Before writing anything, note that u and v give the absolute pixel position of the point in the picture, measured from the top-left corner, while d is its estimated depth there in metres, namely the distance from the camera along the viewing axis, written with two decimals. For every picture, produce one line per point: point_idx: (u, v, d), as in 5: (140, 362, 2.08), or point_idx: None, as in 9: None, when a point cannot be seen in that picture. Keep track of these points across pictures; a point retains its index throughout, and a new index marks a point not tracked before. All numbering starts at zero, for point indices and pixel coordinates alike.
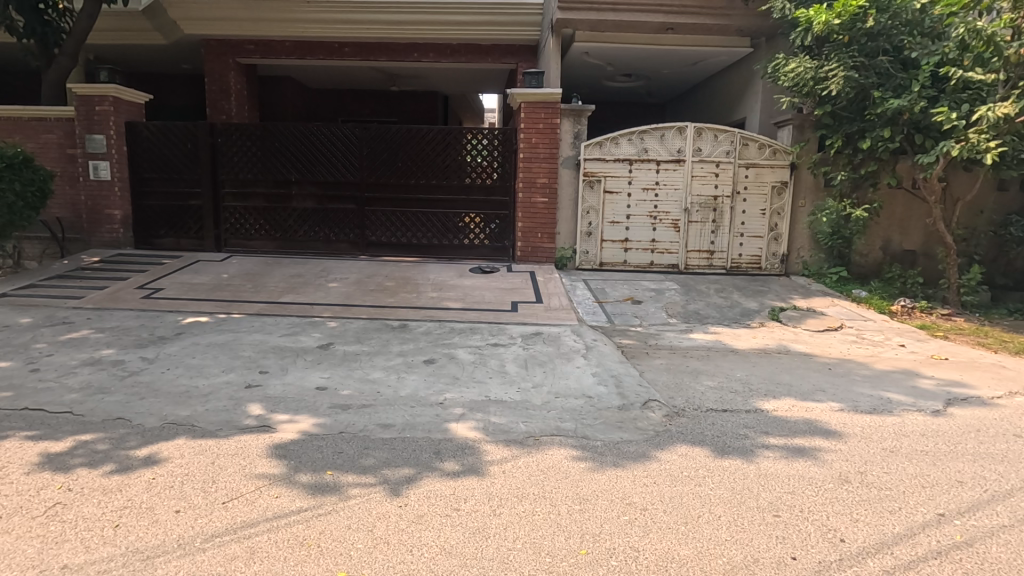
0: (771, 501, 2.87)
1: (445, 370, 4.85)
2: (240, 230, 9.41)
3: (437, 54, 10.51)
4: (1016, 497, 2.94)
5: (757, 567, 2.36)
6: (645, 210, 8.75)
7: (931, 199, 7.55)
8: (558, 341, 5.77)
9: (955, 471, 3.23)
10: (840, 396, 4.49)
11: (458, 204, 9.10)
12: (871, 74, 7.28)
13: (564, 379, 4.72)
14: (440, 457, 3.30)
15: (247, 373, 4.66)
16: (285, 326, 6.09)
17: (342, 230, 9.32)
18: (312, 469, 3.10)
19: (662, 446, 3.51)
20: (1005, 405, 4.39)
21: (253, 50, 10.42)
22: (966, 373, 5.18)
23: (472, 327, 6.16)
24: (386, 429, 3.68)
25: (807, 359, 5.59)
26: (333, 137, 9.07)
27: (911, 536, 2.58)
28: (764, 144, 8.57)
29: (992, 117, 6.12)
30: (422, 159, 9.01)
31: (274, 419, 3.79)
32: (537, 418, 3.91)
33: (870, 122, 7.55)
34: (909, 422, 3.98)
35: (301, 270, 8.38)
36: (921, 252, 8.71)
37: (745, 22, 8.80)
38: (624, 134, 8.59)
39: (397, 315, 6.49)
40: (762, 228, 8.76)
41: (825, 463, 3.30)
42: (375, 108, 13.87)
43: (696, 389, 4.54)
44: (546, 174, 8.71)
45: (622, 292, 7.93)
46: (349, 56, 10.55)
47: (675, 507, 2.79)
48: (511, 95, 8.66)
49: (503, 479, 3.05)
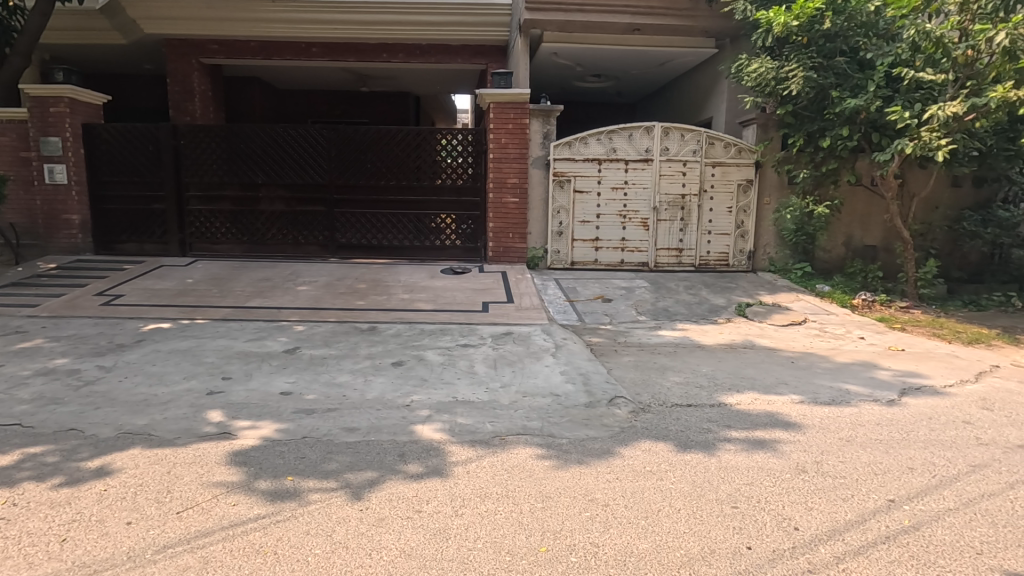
0: (730, 493, 2.92)
1: (413, 372, 4.82)
2: (205, 233, 9.19)
3: (406, 55, 10.44)
4: (963, 482, 3.05)
5: (714, 558, 2.40)
6: (614, 209, 8.84)
7: (889, 196, 7.76)
8: (528, 340, 5.77)
9: (907, 458, 3.33)
10: (801, 389, 4.60)
11: (431, 205, 9.06)
12: (829, 74, 7.49)
13: (533, 378, 4.74)
14: (404, 459, 3.28)
15: (210, 380, 4.56)
16: (252, 331, 5.97)
17: (311, 233, 9.19)
18: (271, 475, 3.04)
19: (627, 442, 3.54)
20: (957, 394, 4.54)
21: (218, 50, 10.20)
22: (921, 364, 5.36)
23: (443, 328, 6.14)
24: (351, 433, 3.64)
25: (771, 353, 5.72)
26: (301, 138, 8.93)
27: (862, 523, 2.65)
28: (729, 143, 8.74)
29: (942, 116, 6.32)
30: (393, 160, 8.95)
31: (235, 426, 3.72)
32: (503, 418, 3.92)
33: (830, 122, 7.75)
34: (866, 412, 4.10)
35: (269, 274, 8.25)
36: (881, 247, 8.99)
37: (711, 23, 8.96)
38: (593, 134, 8.67)
39: (366, 318, 6.41)
40: (728, 225, 8.92)
41: (784, 454, 3.38)
42: (345, 109, 13.73)
43: (662, 385, 4.61)
44: (517, 175, 8.73)
45: (592, 290, 8.00)
46: (317, 56, 10.40)
47: (636, 503, 2.82)
48: (480, 95, 8.63)
49: (467, 479, 3.05)
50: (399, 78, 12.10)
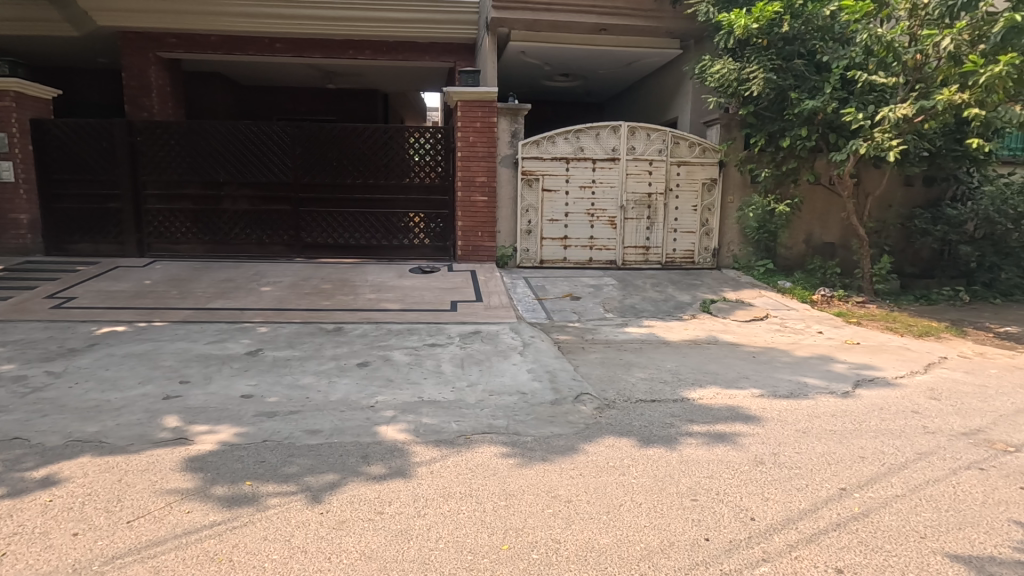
0: (690, 486, 2.98)
1: (379, 372, 4.76)
2: (165, 233, 8.90)
3: (373, 52, 10.26)
4: (910, 469, 3.17)
5: (673, 550, 2.44)
6: (582, 208, 8.90)
7: (845, 194, 8.03)
8: (496, 339, 5.76)
9: (858, 447, 3.46)
10: (761, 382, 4.72)
11: (399, 204, 8.97)
12: (788, 76, 7.70)
13: (500, 377, 4.74)
14: (367, 461, 3.23)
15: (167, 384, 4.42)
16: (213, 333, 5.81)
17: (276, 232, 8.99)
18: (228, 481, 2.97)
19: (592, 438, 3.58)
20: (907, 384, 4.73)
21: (177, 44, 9.86)
22: (875, 356, 5.56)
23: (410, 328, 6.09)
24: (313, 435, 3.57)
25: (734, 348, 5.85)
26: (264, 135, 8.74)
27: (815, 511, 2.73)
28: (694, 143, 8.90)
29: (893, 118, 6.54)
30: (359, 158, 8.83)
31: (192, 430, 3.61)
32: (469, 417, 3.91)
33: (789, 122, 7.95)
34: (822, 404, 4.23)
35: (232, 274, 8.04)
36: (839, 244, 9.28)
37: (675, 24, 9.11)
38: (560, 134, 8.71)
39: (332, 319, 6.32)
40: (693, 223, 9.09)
41: (743, 447, 3.46)
42: (311, 105, 13.49)
43: (627, 381, 4.67)
44: (485, 173, 8.71)
45: (561, 288, 8.04)
46: (281, 52, 10.15)
47: (599, 498, 2.85)
48: (447, 93, 8.59)
49: (431, 479, 3.03)
50: (367, 75, 11.92)
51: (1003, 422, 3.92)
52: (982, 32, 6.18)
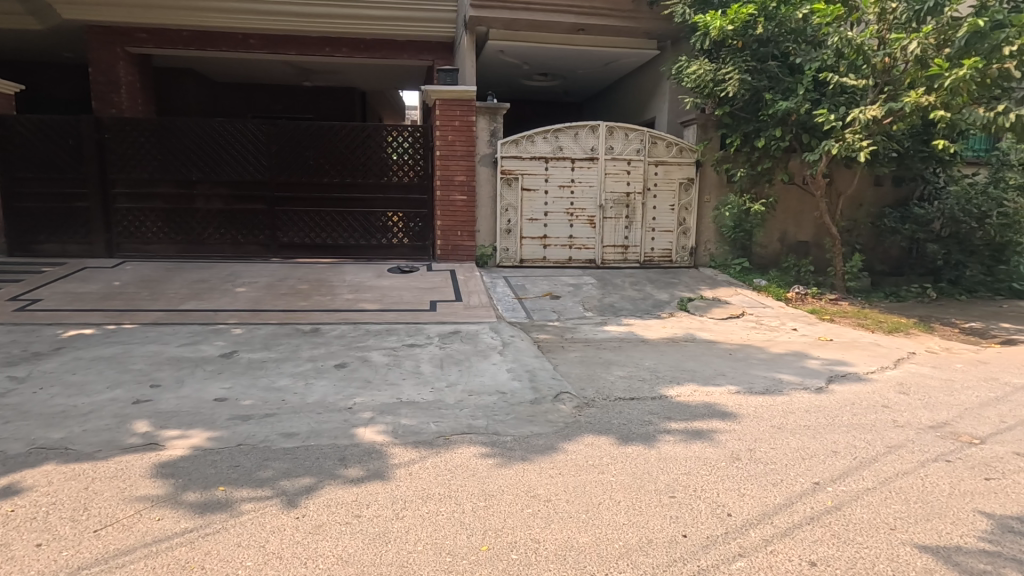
0: (668, 483, 3.00)
1: (357, 373, 4.71)
2: (135, 233, 8.67)
3: (350, 49, 10.13)
4: (881, 463, 3.25)
5: (651, 547, 2.45)
6: (561, 207, 8.93)
7: (818, 194, 8.20)
8: (476, 339, 5.74)
9: (832, 442, 3.53)
10: (738, 379, 4.79)
11: (377, 203, 8.88)
12: (762, 77, 7.82)
13: (480, 377, 4.72)
14: (344, 463, 3.19)
15: (137, 388, 4.30)
16: (185, 335, 5.68)
17: (251, 232, 8.83)
18: (201, 486, 2.90)
19: (571, 437, 3.59)
20: (878, 379, 4.85)
21: (147, 39, 9.62)
22: (847, 352, 5.69)
23: (389, 328, 6.03)
24: (289, 438, 3.51)
25: (710, 346, 5.93)
26: (238, 134, 8.58)
27: (789, 506, 2.78)
28: (671, 143, 8.99)
29: (863, 119, 6.70)
30: (336, 157, 8.72)
31: (163, 435, 3.52)
32: (448, 417, 3.89)
33: (764, 122, 8.08)
34: (797, 400, 4.31)
35: (205, 275, 7.86)
36: (813, 243, 9.47)
37: (652, 25, 9.19)
38: (539, 133, 8.72)
39: (310, 319, 6.23)
40: (671, 222, 9.18)
41: (720, 443, 3.50)
42: (287, 103, 13.28)
43: (607, 379, 4.70)
44: (464, 172, 8.67)
45: (541, 288, 8.05)
46: (255, 48, 9.96)
47: (578, 497, 2.86)
48: (425, 91, 8.53)
49: (410, 481, 3.00)
50: (344, 73, 11.78)
51: (968, 415, 4.04)
52: (947, 36, 6.37)
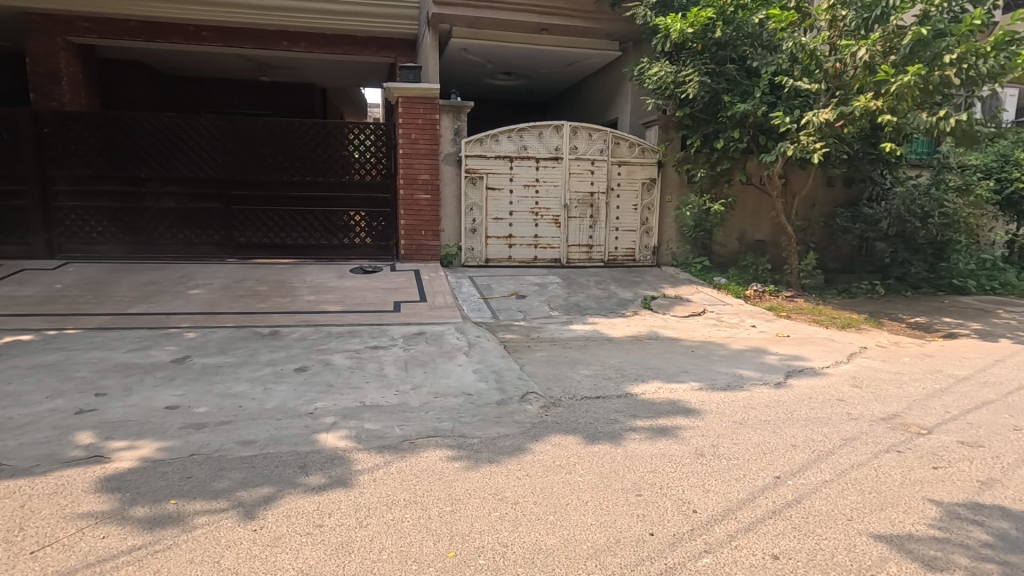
0: (635, 482, 3.01)
1: (318, 377, 4.58)
2: (79, 233, 8.22)
3: (309, 44, 9.83)
4: (838, 455, 3.35)
5: (618, 547, 2.45)
6: (526, 206, 8.92)
7: (774, 194, 8.45)
8: (441, 340, 5.67)
9: (791, 436, 3.62)
10: (700, 375, 4.88)
11: (339, 202, 8.67)
12: (721, 80, 7.99)
13: (446, 378, 4.66)
14: (305, 471, 3.08)
15: (81, 398, 4.05)
16: (134, 340, 5.40)
17: (205, 231, 8.49)
18: (150, 500, 2.75)
19: (538, 437, 3.57)
20: (833, 373, 5.03)
21: (90, 29, 9.12)
22: (803, 348, 5.87)
23: (352, 330, 5.90)
24: (247, 446, 3.38)
25: (673, 343, 6.03)
26: (191, 129, 8.25)
27: (752, 500, 2.83)
28: (633, 143, 9.11)
29: (816, 122, 6.93)
30: (296, 154, 8.49)
31: (109, 447, 3.33)
32: (413, 420, 3.81)
33: (723, 124, 8.27)
34: (757, 395, 4.42)
35: (156, 276, 7.51)
36: (769, 242, 9.75)
37: (614, 27, 9.31)
38: (504, 132, 8.69)
39: (268, 322, 6.02)
40: (634, 222, 9.30)
41: (684, 440, 3.55)
42: (243, 99, 12.84)
43: (573, 378, 4.71)
44: (428, 171, 8.55)
45: (507, 287, 8.02)
46: (208, 41, 9.56)
47: (545, 498, 2.84)
48: (388, 88, 8.38)
49: (374, 488, 2.92)
50: (303, 69, 11.46)
51: (916, 407, 4.21)
52: (892, 44, 6.65)
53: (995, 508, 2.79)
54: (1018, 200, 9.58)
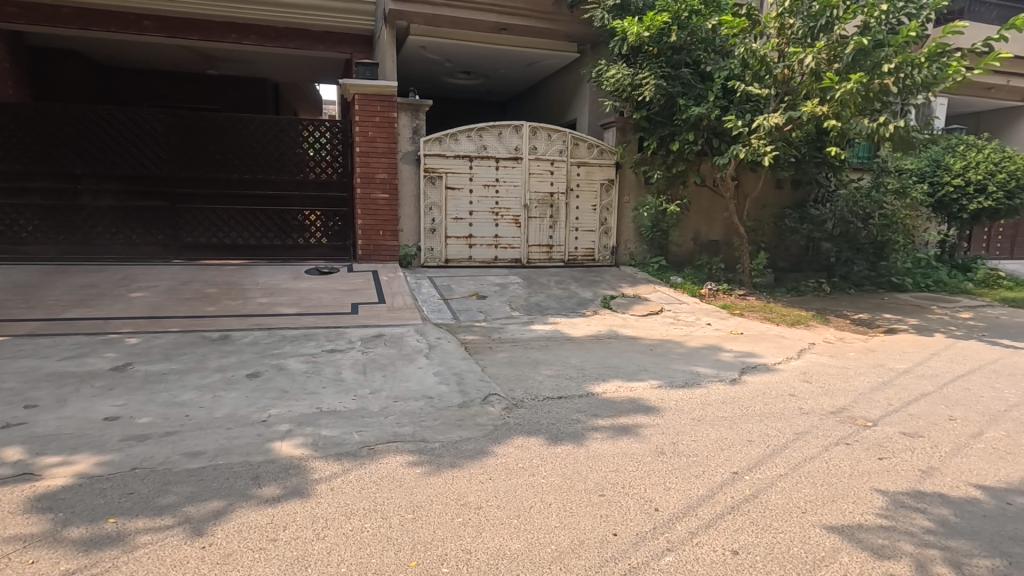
0: (598, 482, 3.02)
1: (272, 383, 4.40)
2: (7, 232, 7.67)
3: (260, 37, 9.45)
4: (790, 448, 3.46)
5: (583, 549, 2.45)
6: (486, 206, 8.88)
7: (727, 195, 8.70)
8: (400, 342, 5.56)
9: (747, 431, 3.72)
10: (659, 373, 4.95)
11: (292, 201, 8.39)
12: (676, 83, 8.15)
13: (406, 381, 4.57)
14: (259, 483, 2.95)
15: (7, 411, 3.76)
16: (69, 347, 5.06)
17: (148, 231, 8.04)
18: (86, 520, 2.57)
19: (501, 440, 3.53)
20: (784, 369, 5.21)
21: (18, 14, 8.55)
22: (756, 345, 6.05)
23: (307, 333, 5.71)
24: (194, 458, 3.20)
25: (633, 342, 6.12)
26: (132, 123, 7.84)
27: (711, 497, 2.89)
28: (592, 144, 9.20)
29: (767, 126, 7.16)
30: (246, 151, 8.19)
31: (40, 463, 3.09)
32: (372, 426, 3.71)
33: (678, 127, 8.46)
34: (714, 392, 4.52)
35: (94, 279, 7.07)
36: (722, 242, 10.04)
37: (572, 28, 9.38)
38: (463, 131, 8.62)
39: (218, 326, 5.76)
40: (593, 222, 9.40)
41: (645, 438, 3.59)
42: (189, 92, 12.27)
43: (535, 378, 4.71)
44: (386, 170, 8.38)
45: (467, 288, 7.95)
46: (150, 31, 9.05)
47: (509, 502, 2.81)
48: (343, 85, 8.18)
49: (332, 497, 2.82)
50: (254, 62, 11.02)
51: (862, 400, 4.41)
52: (836, 53, 6.94)
53: (936, 496, 2.93)
54: (948, 203, 10.07)
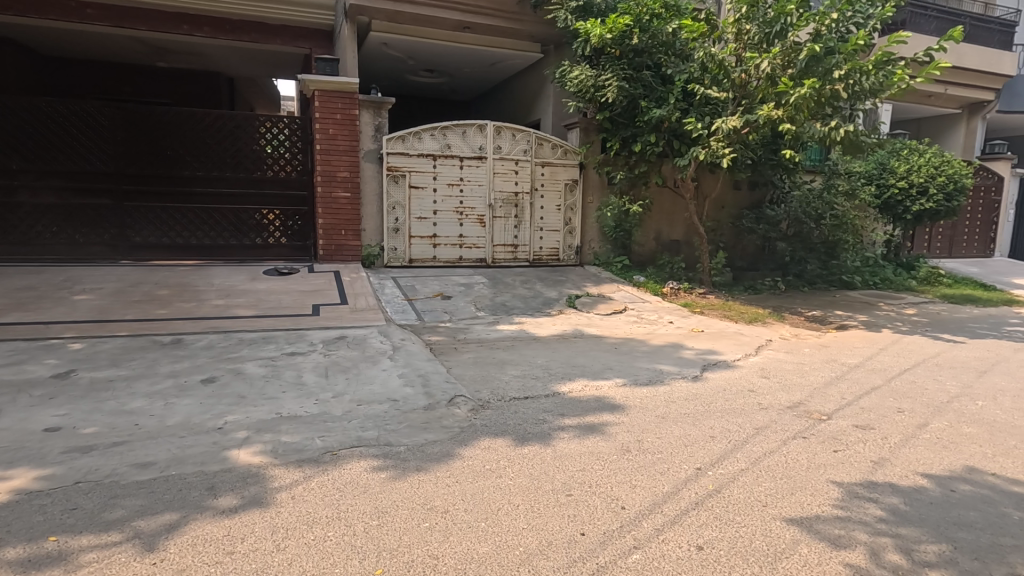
0: (565, 482, 3.02)
1: (229, 389, 4.23)
2: None
3: (214, 29, 9.11)
4: (750, 443, 3.55)
5: (551, 550, 2.44)
6: (451, 206, 8.80)
7: (688, 196, 8.89)
8: (363, 344, 5.45)
9: (709, 427, 3.80)
10: (624, 372, 5.01)
11: (249, 199, 8.13)
12: (638, 86, 8.27)
13: (370, 384, 4.48)
14: (215, 493, 2.83)
15: None
16: (5, 353, 4.75)
17: (93, 230, 7.62)
18: (23, 540, 2.40)
19: (467, 442, 3.50)
20: (743, 365, 5.35)
21: None
22: (716, 342, 6.20)
23: (266, 336, 5.53)
24: (144, 470, 3.05)
25: (598, 341, 6.17)
26: (74, 117, 7.46)
27: (676, 493, 2.93)
28: (556, 145, 9.25)
29: (725, 129, 7.35)
30: (200, 148, 7.91)
31: None
32: (335, 431, 3.62)
33: (640, 128, 8.60)
34: (677, 389, 4.61)
35: (33, 281, 6.67)
36: (683, 242, 10.25)
37: (536, 29, 9.40)
38: (427, 130, 8.53)
39: (170, 329, 5.52)
40: (558, 221, 9.44)
41: (610, 436, 3.62)
42: (138, 85, 11.73)
43: (501, 379, 4.68)
44: (347, 168, 8.20)
45: (431, 288, 7.86)
46: (94, 20, 8.60)
47: (476, 504, 2.78)
48: (302, 80, 7.96)
49: (292, 506, 2.73)
50: (207, 55, 10.62)
51: (817, 394, 4.57)
52: (790, 58, 7.17)
53: (886, 485, 3.06)
54: (893, 205, 10.56)
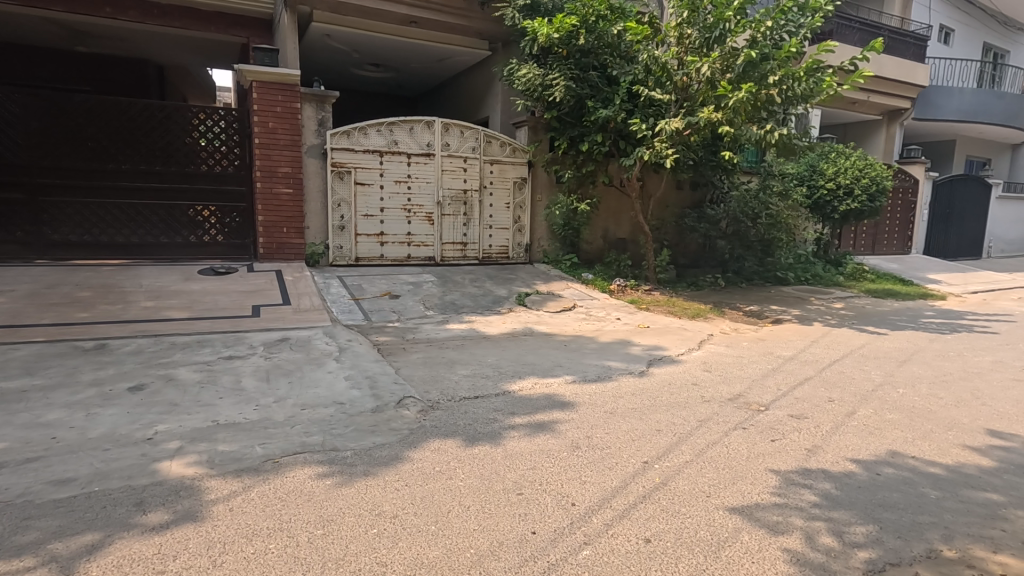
0: (516, 481, 3.01)
1: (161, 396, 3.99)
2: None
3: (140, 14, 8.55)
4: (694, 435, 3.67)
5: (502, 550, 2.43)
6: (398, 203, 8.64)
7: (633, 195, 9.10)
8: (307, 345, 5.27)
9: (655, 421, 3.89)
10: (573, 369, 5.06)
11: (182, 194, 7.68)
12: (585, 85, 8.37)
13: (314, 387, 4.32)
14: (143, 509, 2.64)
15: None
16: None
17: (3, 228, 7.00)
18: None
19: (416, 444, 3.43)
20: (686, 360, 5.52)
21: None
22: (661, 337, 6.37)
23: (201, 339, 5.24)
24: (62, 487, 2.82)
25: (547, 338, 6.21)
26: None
27: (625, 488, 2.97)
28: (505, 143, 9.25)
29: (668, 130, 7.54)
30: (125, 139, 7.40)
31: None
32: (277, 437, 3.47)
33: (587, 128, 8.72)
34: (624, 384, 4.70)
35: None
36: (629, 239, 10.48)
37: (484, 26, 9.35)
38: (373, 125, 8.34)
39: (93, 334, 5.14)
40: (507, 219, 9.45)
41: (560, 434, 3.64)
42: (54, 71, 10.87)
43: (450, 379, 4.63)
44: (289, 163, 7.90)
45: (379, 287, 7.69)
46: None
47: (426, 508, 2.73)
48: (239, 71, 7.60)
49: (230, 518, 2.59)
50: (133, 41, 9.96)
51: (755, 386, 4.76)
52: (729, 63, 7.42)
53: (820, 471, 3.22)
54: (823, 204, 11.17)
